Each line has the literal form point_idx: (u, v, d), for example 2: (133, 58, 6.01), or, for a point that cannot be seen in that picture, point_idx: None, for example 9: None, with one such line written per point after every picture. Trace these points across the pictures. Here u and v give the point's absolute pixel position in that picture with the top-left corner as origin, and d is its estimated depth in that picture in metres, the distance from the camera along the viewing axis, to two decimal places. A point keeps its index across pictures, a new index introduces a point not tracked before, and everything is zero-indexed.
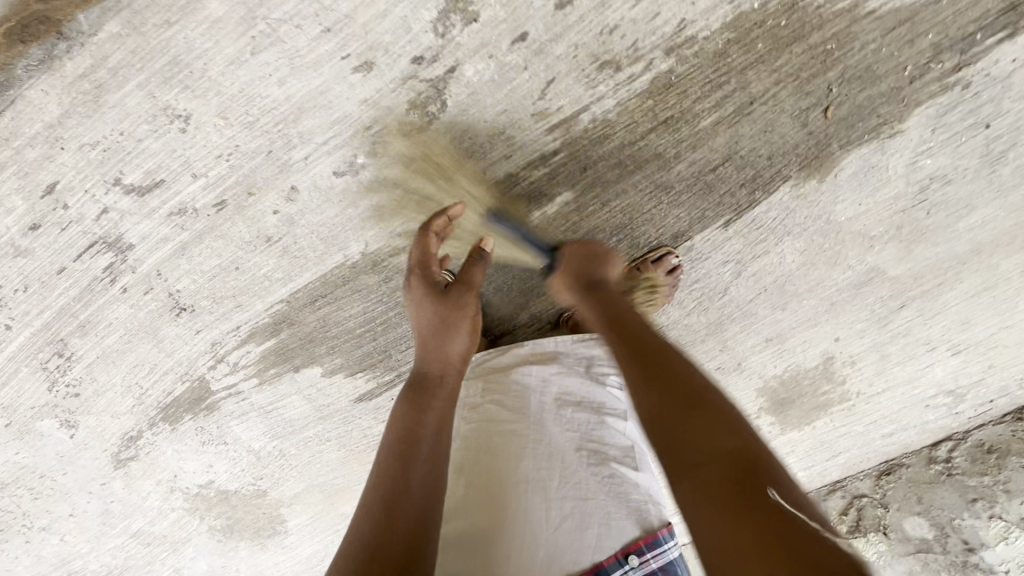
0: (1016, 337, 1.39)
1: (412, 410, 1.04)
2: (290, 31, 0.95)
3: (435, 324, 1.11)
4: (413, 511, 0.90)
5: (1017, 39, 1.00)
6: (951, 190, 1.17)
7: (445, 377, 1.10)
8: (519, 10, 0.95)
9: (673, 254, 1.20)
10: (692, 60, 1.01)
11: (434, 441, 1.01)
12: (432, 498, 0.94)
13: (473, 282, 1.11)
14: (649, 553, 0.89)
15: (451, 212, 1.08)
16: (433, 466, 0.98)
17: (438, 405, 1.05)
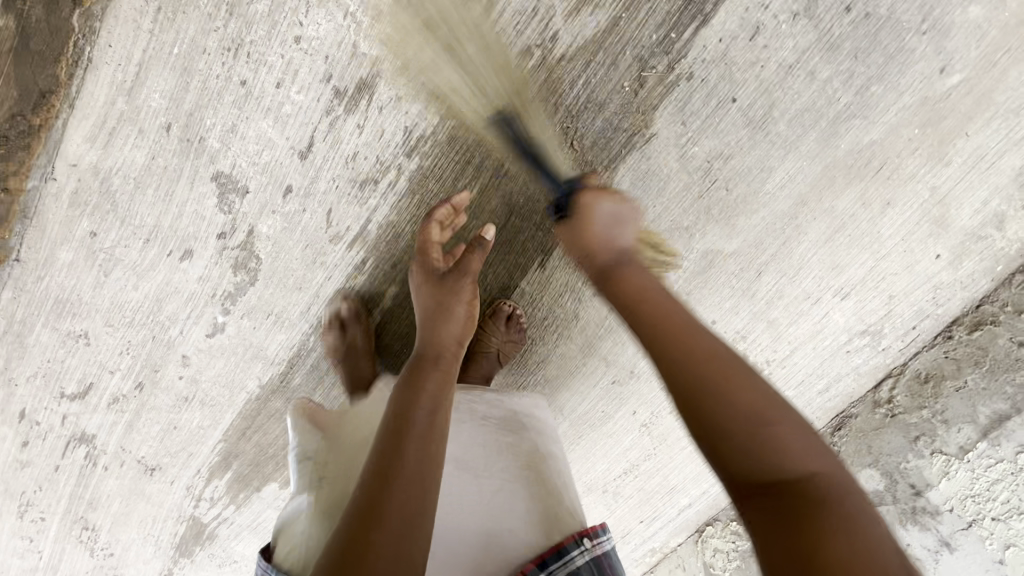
0: (900, 261, 1.33)
1: (409, 389, 0.92)
2: (123, 250, 1.20)
3: (430, 308, 1.05)
4: (411, 494, 0.79)
5: (711, 23, 1.05)
6: (736, 164, 1.19)
7: (444, 354, 0.99)
8: (275, 172, 1.14)
9: (506, 303, 1.31)
10: (432, 152, 1.15)
11: (432, 421, 0.88)
12: (431, 475, 0.83)
13: (473, 271, 1.08)
14: (596, 539, 1.01)
15: (456, 200, 1.11)
16: (434, 447, 0.86)
17: (438, 387, 0.94)
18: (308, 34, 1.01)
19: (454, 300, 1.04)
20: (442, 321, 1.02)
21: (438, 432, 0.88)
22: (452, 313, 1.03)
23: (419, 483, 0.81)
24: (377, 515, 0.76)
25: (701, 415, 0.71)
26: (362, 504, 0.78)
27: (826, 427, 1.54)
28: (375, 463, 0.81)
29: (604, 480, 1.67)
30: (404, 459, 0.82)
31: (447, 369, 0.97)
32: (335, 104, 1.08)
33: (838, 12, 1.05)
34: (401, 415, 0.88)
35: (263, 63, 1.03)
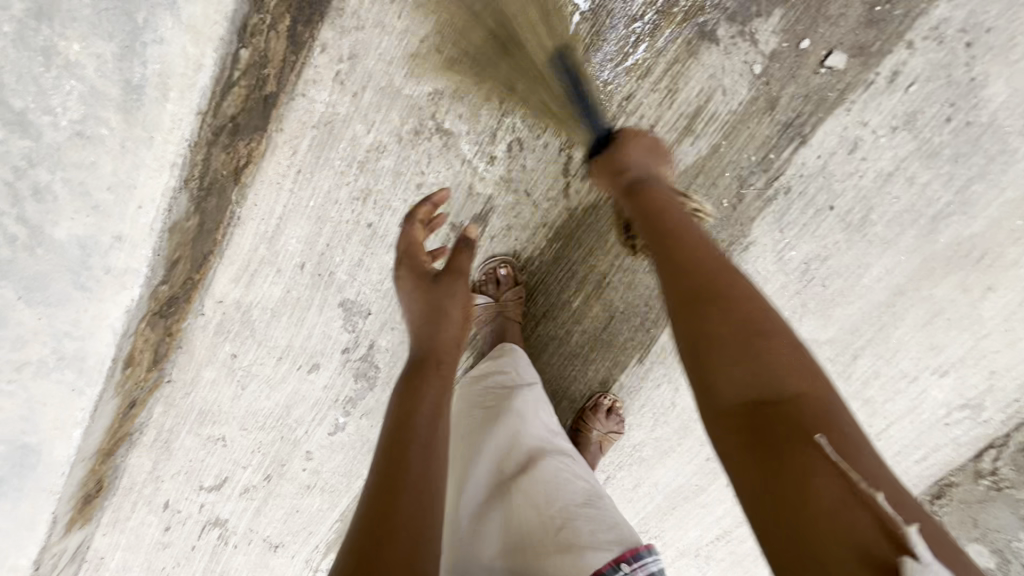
0: (1002, 340, 1.32)
1: (409, 389, 0.85)
2: (259, 366, 1.32)
3: (426, 311, 0.94)
4: (418, 504, 0.73)
5: (810, 142, 1.08)
6: (833, 263, 1.22)
7: (445, 354, 0.91)
8: (395, 295, 1.24)
9: (604, 396, 1.34)
10: (539, 268, 1.23)
11: (434, 425, 0.82)
12: (438, 477, 0.78)
13: (465, 269, 0.97)
14: (637, 561, 0.88)
15: (436, 199, 0.98)
16: (436, 452, 0.80)
17: (437, 385, 0.87)
18: (429, 180, 1.10)
19: (450, 296, 0.94)
20: (440, 320, 0.92)
21: (441, 430, 0.82)
22: (450, 313, 0.93)
23: (423, 490, 0.75)
24: (388, 530, 0.70)
25: (715, 367, 0.66)
26: (371, 512, 0.72)
27: (926, 493, 1.53)
28: (381, 470, 0.76)
29: (696, 546, 1.70)
30: (410, 463, 0.77)
31: (444, 368, 0.89)
32: (451, 236, 1.17)
33: (938, 122, 1.07)
34: (400, 423, 0.81)
35: (387, 207, 1.13)
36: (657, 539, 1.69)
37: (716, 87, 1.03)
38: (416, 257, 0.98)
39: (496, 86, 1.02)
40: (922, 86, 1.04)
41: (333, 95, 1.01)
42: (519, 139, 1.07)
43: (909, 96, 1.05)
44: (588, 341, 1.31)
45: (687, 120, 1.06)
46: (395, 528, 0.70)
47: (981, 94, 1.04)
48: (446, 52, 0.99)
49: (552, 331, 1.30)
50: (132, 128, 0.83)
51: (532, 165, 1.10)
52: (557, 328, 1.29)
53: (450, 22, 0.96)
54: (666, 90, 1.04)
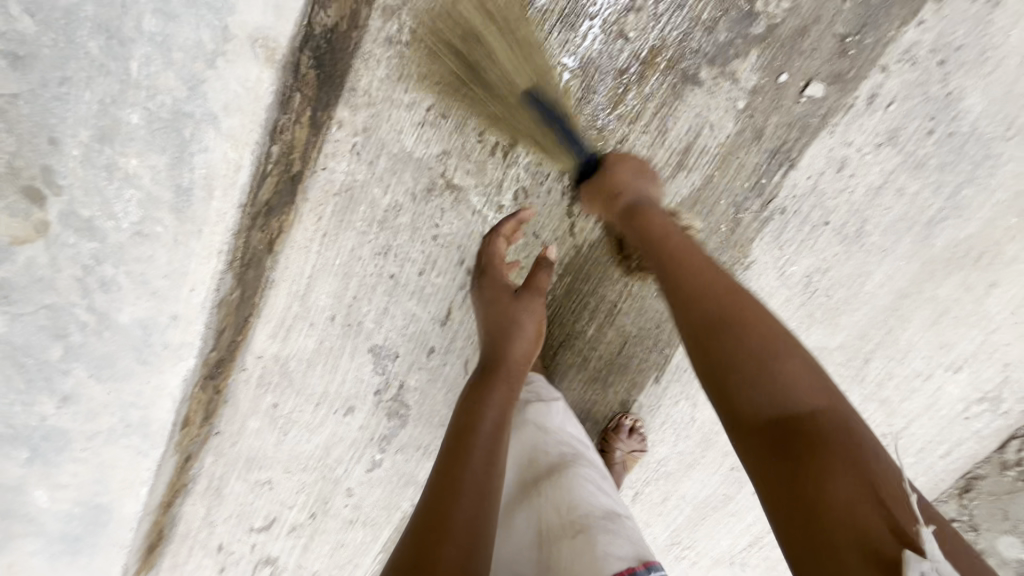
0: (1012, 333, 1.35)
1: (477, 395, 1.03)
2: (299, 413, 1.41)
3: (499, 320, 1.11)
4: (468, 507, 0.85)
5: (798, 166, 1.14)
6: (834, 274, 1.27)
7: (512, 368, 1.09)
8: (420, 337, 1.32)
9: (625, 417, 1.40)
10: (552, 302, 1.30)
11: (492, 434, 0.98)
12: (490, 484, 0.90)
13: (541, 287, 1.15)
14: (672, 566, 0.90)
15: (522, 215, 1.12)
16: (493, 461, 0.94)
17: (503, 397, 1.04)
18: (444, 232, 1.19)
19: (518, 316, 1.11)
20: (507, 341, 1.09)
21: (500, 441, 0.98)
22: (522, 329, 1.11)
23: (480, 492, 0.88)
24: (442, 524, 0.83)
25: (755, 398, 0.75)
26: (430, 511, 0.85)
27: (953, 486, 1.55)
28: (442, 470, 0.91)
29: (730, 552, 1.73)
30: (466, 470, 0.90)
31: (509, 384, 1.06)
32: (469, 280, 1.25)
33: (921, 136, 1.12)
34: (463, 431, 0.97)
35: (407, 259, 1.22)
36: (690, 549, 1.73)
37: (704, 123, 1.10)
38: (497, 268, 1.13)
39: (499, 142, 1.10)
40: (900, 105, 1.09)
41: (350, 164, 1.10)
42: (525, 187, 1.15)
43: (890, 114, 1.10)
44: (605, 366, 1.37)
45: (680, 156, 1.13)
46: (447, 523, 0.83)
47: (960, 106, 1.09)
48: (451, 117, 1.08)
49: (570, 359, 1.36)
50: (184, 224, 0.95)
51: (539, 210, 1.18)
52: (575, 355, 1.36)
53: (452, 91, 1.05)
54: (658, 131, 1.11)
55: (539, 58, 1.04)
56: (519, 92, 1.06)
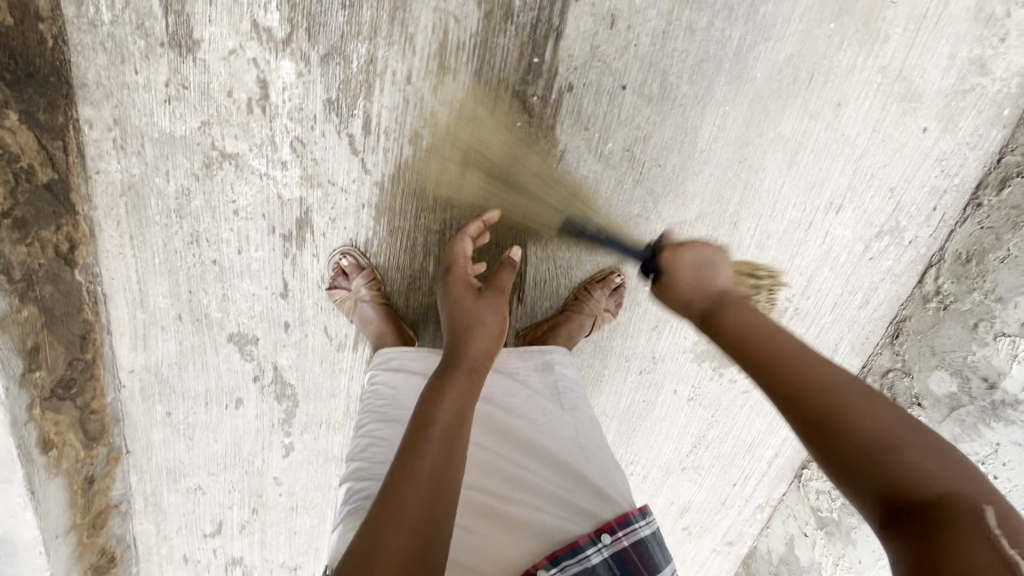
0: (885, 152, 1.22)
1: (439, 384, 0.92)
2: (195, 415, 1.45)
3: (461, 317, 1.03)
4: (429, 490, 0.77)
5: (566, 34, 1.06)
6: (657, 140, 1.17)
7: (479, 364, 0.97)
8: (271, 314, 1.32)
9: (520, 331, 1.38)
10: (382, 249, 1.26)
11: (457, 421, 0.87)
12: (454, 473, 0.82)
13: (504, 286, 1.08)
14: (621, 530, 0.97)
15: (488, 217, 1.14)
16: (455, 454, 0.84)
17: (464, 390, 0.92)
18: (243, 204, 1.18)
19: (472, 310, 1.03)
20: (467, 333, 1.00)
21: (459, 433, 0.86)
22: (482, 325, 1.01)
23: (442, 477, 0.79)
24: (399, 514, 0.74)
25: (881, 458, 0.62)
26: (385, 502, 0.76)
27: (883, 336, 1.42)
28: (399, 455, 0.82)
29: (678, 457, 1.67)
30: (429, 453, 0.81)
31: (474, 379, 0.95)
32: (289, 247, 1.24)
33: None
34: (425, 413, 0.87)
35: (221, 240, 1.21)
36: (635, 463, 1.68)
37: (447, 17, 1.03)
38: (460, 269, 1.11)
39: (251, 97, 1.07)
40: None
41: (120, 160, 1.10)
42: (298, 137, 1.12)
43: None
44: None
45: (438, 59, 1.07)
46: (405, 503, 0.75)
47: None
48: (192, 85, 1.05)
49: (425, 301, 1.32)
50: None
51: (323, 157, 1.14)
52: (428, 297, 1.32)
53: (181, 58, 1.03)
54: (403, 40, 1.05)
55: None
56: (247, 40, 1.03)
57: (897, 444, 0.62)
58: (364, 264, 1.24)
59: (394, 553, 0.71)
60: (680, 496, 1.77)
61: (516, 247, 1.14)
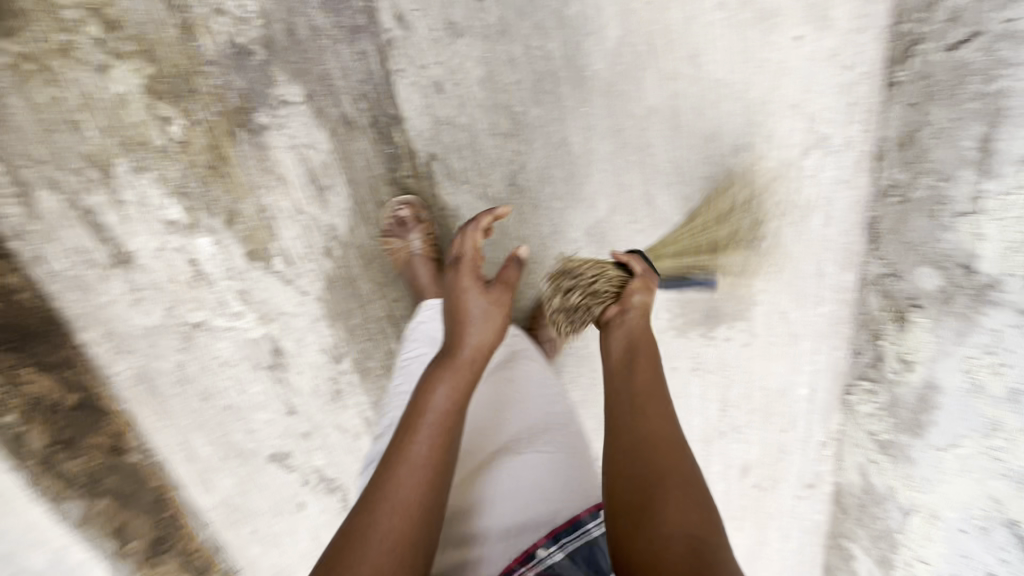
0: (766, 77, 1.15)
1: (429, 379, 0.90)
2: (267, 538, 1.61)
3: (461, 305, 0.96)
4: (421, 477, 0.81)
5: (405, 115, 1.13)
6: (535, 162, 1.20)
7: (475, 358, 0.93)
8: (291, 429, 1.51)
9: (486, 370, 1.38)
10: (350, 346, 1.40)
11: (452, 418, 0.87)
12: (446, 460, 0.84)
13: (512, 281, 1.00)
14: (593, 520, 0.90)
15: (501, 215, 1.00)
16: (448, 444, 0.85)
17: (463, 381, 0.89)
18: (226, 355, 1.38)
19: (469, 306, 0.95)
20: (463, 322, 0.94)
21: (454, 427, 0.87)
22: (481, 315, 0.95)
23: (432, 475, 0.82)
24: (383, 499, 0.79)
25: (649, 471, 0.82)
26: (374, 490, 0.81)
27: (865, 242, 1.32)
28: (391, 451, 0.84)
29: (711, 423, 1.65)
30: (421, 444, 0.83)
31: (471, 371, 0.91)
32: (277, 373, 1.42)
33: (474, 6, 1.05)
34: (419, 405, 0.87)
35: (225, 388, 1.42)
36: None
37: (302, 148, 1.14)
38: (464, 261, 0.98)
39: (191, 275, 1.26)
40: (429, 5, 1.05)
41: (124, 360, 1.33)
42: (240, 289, 1.29)
43: (430, 18, 1.06)
44: None
45: (313, 183, 1.18)
46: (396, 494, 0.79)
47: None
48: (146, 285, 1.26)
49: None
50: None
51: (266, 295, 1.31)
52: None
53: (127, 270, 1.24)
54: (279, 182, 1.18)
55: (149, 205, 1.18)
56: (165, 235, 1.21)
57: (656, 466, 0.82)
58: None
59: (381, 537, 0.76)
60: (735, 459, 1.72)
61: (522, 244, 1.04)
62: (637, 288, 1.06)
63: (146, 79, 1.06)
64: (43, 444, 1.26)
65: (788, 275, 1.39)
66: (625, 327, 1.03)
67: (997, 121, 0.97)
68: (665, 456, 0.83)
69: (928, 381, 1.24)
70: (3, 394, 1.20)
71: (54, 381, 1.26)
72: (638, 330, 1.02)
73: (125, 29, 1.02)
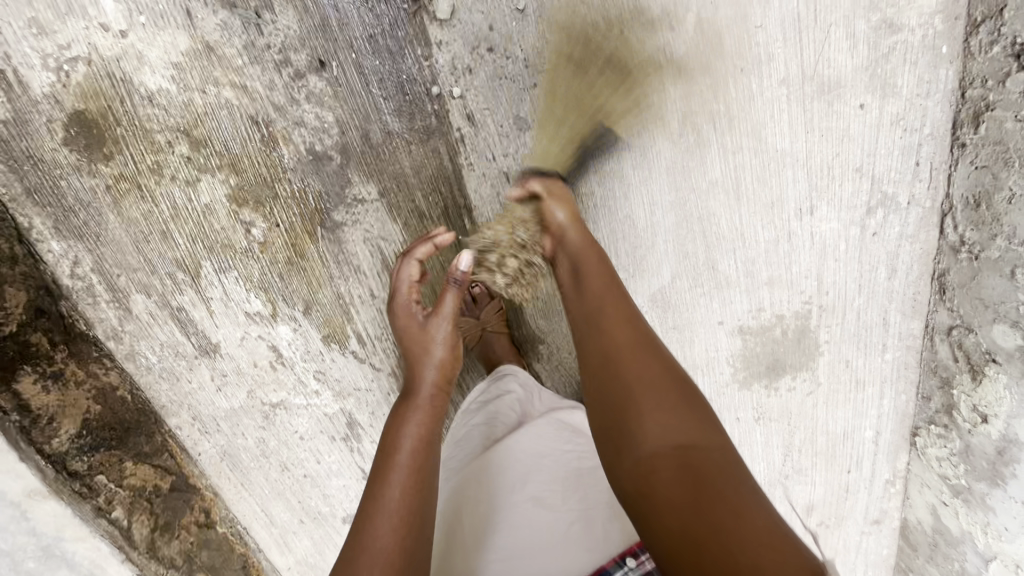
0: (830, 143, 1.15)
1: (393, 424, 0.88)
2: None
3: (410, 344, 0.94)
4: (394, 522, 0.78)
5: (473, 204, 1.16)
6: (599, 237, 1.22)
7: (427, 389, 0.90)
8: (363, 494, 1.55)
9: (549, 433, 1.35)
10: None
11: (423, 458, 0.84)
12: (423, 504, 0.81)
13: (448, 312, 0.94)
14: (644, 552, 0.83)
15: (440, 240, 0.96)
16: (423, 487, 0.82)
17: (427, 421, 0.87)
18: (304, 430, 1.43)
19: (429, 332, 0.93)
20: (418, 357, 0.92)
21: (427, 470, 0.84)
22: (430, 342, 0.92)
23: (409, 522, 0.79)
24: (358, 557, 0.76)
25: (637, 426, 0.76)
26: (349, 545, 0.78)
27: (933, 292, 1.30)
28: (362, 503, 0.81)
29: (776, 469, 1.63)
30: (394, 489, 0.80)
31: (433, 409, 0.89)
32: (350, 443, 1.46)
33: (541, 102, 1.07)
34: (386, 451, 0.84)
35: (303, 459, 1.47)
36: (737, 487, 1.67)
37: (375, 240, 1.18)
38: (409, 302, 0.95)
39: (271, 359, 1.31)
40: (495, 103, 1.07)
41: (210, 440, 1.39)
42: (316, 369, 1.34)
43: (498, 113, 1.08)
44: None
45: (386, 271, 1.22)
46: (371, 543, 0.76)
47: (546, 56, 1.04)
48: (230, 371, 1.32)
49: None
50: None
51: (341, 374, 1.35)
52: None
53: (214, 359, 1.29)
54: (353, 271, 1.22)
55: (233, 300, 1.23)
56: (247, 325, 1.26)
57: (637, 431, 0.76)
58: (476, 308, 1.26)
59: None
60: (800, 503, 1.70)
61: (461, 254, 0.93)
62: (553, 203, 0.94)
63: (231, 188, 1.11)
64: (147, 529, 1.29)
65: (854, 326, 1.39)
66: (568, 250, 0.94)
67: None
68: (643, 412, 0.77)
69: (1007, 436, 1.24)
70: (111, 488, 1.24)
71: (150, 468, 1.33)
72: (579, 247, 0.94)
73: (211, 145, 1.06)
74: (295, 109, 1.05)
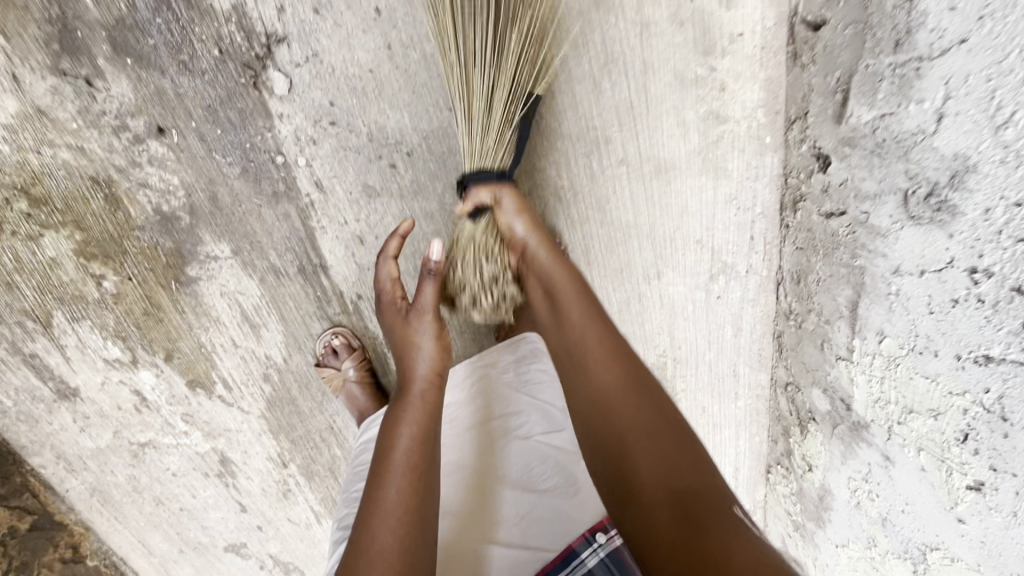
0: (671, 217, 1.22)
1: (386, 423, 0.81)
2: None
3: (398, 336, 0.88)
4: (396, 527, 0.72)
5: (328, 263, 1.19)
6: None
7: (420, 382, 0.82)
8: (241, 526, 1.57)
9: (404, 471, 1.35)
10: (294, 453, 1.46)
11: (421, 450, 0.77)
12: (424, 505, 0.75)
13: (423, 303, 0.87)
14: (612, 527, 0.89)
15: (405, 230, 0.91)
16: (423, 485, 0.76)
17: (421, 417, 0.80)
18: (175, 467, 1.43)
19: (415, 324, 0.86)
20: (409, 348, 0.85)
21: (427, 467, 0.77)
22: (421, 336, 0.85)
23: (414, 521, 0.73)
24: (362, 554, 0.71)
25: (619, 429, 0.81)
26: (353, 544, 0.73)
27: (774, 350, 1.40)
28: (363, 501, 0.75)
29: None
30: (393, 491, 0.74)
31: (428, 403, 0.82)
32: (226, 479, 1.48)
33: (388, 171, 1.11)
34: (382, 449, 0.78)
35: (176, 495, 1.48)
36: None
37: (231, 293, 1.20)
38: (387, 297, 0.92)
39: (135, 402, 1.32)
40: (343, 171, 1.11)
41: (77, 477, 1.40)
42: (183, 411, 1.35)
43: (346, 181, 1.11)
44: None
45: (246, 323, 1.24)
46: (377, 552, 0.71)
47: (388, 130, 1.08)
48: (92, 414, 1.32)
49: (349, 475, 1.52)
50: None
51: (210, 415, 1.37)
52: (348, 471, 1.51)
53: (75, 402, 1.30)
54: (212, 321, 1.23)
55: (90, 347, 1.23)
56: (107, 370, 1.27)
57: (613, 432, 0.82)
58: (354, 345, 1.27)
59: None
60: None
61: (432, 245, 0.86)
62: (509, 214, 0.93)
63: (76, 244, 1.11)
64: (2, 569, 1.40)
65: (706, 375, 1.48)
66: (540, 266, 0.95)
67: (860, 291, 1.01)
68: (609, 411, 0.84)
69: (824, 485, 1.31)
70: None
71: (6, 510, 1.38)
72: (552, 267, 0.94)
73: (52, 204, 1.07)
74: (138, 171, 1.06)
